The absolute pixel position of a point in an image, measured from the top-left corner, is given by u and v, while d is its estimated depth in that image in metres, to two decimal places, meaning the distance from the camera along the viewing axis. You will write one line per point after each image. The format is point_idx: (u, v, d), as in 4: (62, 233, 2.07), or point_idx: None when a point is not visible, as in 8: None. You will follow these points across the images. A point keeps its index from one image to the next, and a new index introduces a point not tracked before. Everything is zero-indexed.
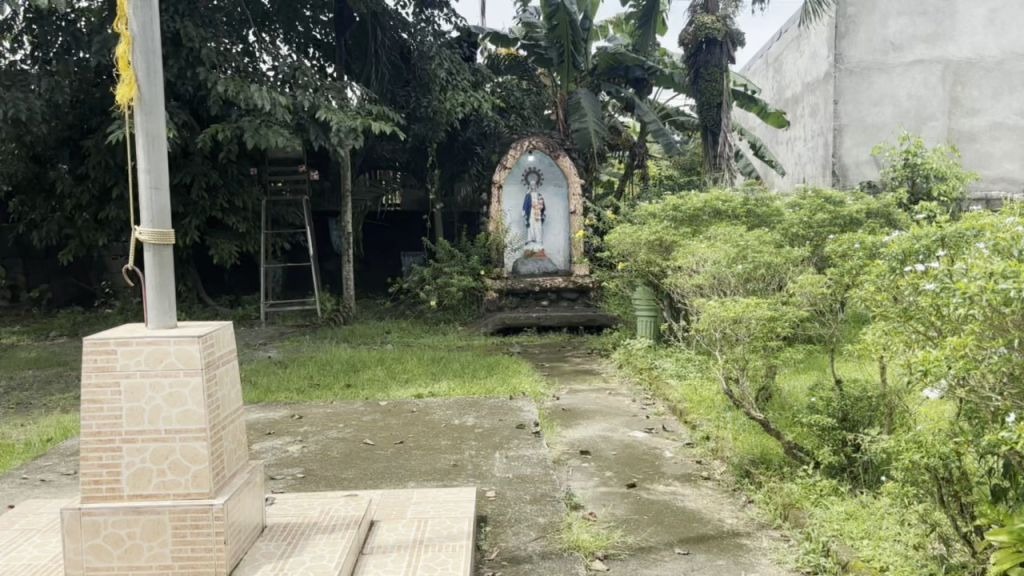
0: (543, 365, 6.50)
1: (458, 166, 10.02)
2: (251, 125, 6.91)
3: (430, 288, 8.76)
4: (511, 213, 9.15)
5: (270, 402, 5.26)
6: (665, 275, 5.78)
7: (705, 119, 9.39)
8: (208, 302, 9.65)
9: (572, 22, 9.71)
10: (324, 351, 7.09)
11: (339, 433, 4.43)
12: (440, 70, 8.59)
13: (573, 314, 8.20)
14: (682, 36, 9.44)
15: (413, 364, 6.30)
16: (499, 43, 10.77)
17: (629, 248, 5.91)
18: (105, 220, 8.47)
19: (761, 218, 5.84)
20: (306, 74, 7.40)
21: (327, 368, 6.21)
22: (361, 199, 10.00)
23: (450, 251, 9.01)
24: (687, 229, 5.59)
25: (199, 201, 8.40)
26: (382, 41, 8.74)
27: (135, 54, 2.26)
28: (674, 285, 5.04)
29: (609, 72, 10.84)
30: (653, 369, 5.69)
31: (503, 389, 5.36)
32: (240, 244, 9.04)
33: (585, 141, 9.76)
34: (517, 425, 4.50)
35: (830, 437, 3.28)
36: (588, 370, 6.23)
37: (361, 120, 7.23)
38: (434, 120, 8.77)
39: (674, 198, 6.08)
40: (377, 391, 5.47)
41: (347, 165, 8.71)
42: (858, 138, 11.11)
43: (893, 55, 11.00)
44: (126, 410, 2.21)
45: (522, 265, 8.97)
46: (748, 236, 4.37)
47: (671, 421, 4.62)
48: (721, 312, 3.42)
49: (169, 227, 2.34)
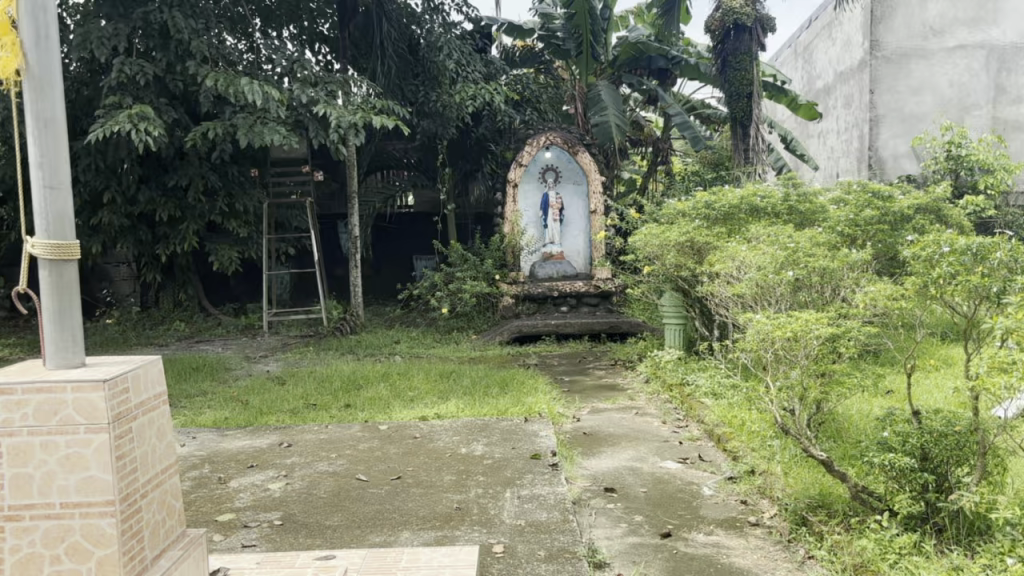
0: (563, 380, 5.94)
1: (470, 164, 9.48)
2: (245, 122, 6.41)
3: (442, 294, 8.22)
4: (528, 214, 8.67)
5: (260, 427, 4.74)
6: (698, 279, 5.20)
7: (734, 111, 8.77)
8: (210, 310, 9.21)
9: (591, 10, 9.17)
10: (327, 365, 6.58)
11: (329, 467, 3.89)
12: (449, 62, 8.06)
13: (594, 320, 7.64)
14: (708, 22, 8.88)
15: (421, 380, 5.76)
16: (514, 34, 10.20)
17: (655, 252, 5.33)
18: (99, 227, 8.02)
19: (805, 219, 5.23)
20: (306, 66, 6.85)
21: (327, 385, 5.70)
22: (368, 199, 9.34)
23: (464, 255, 8.47)
24: (722, 228, 4.99)
25: (196, 204, 8.02)
26: (388, 33, 8.11)
27: (20, 8, 1.70)
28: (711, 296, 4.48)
29: (631, 63, 10.27)
30: (685, 386, 5.12)
31: (518, 409, 4.81)
32: (242, 249, 8.57)
33: (607, 135, 9.18)
34: (532, 454, 3.96)
35: (908, 481, 2.70)
36: (612, 386, 5.67)
37: (362, 115, 6.62)
38: (445, 115, 8.35)
39: (705, 194, 5.43)
40: (378, 412, 4.94)
41: (352, 164, 8.18)
42: (897, 129, 10.44)
43: (934, 40, 10.34)
44: (10, 478, 1.62)
45: (539, 268, 8.52)
46: (798, 236, 3.81)
47: (708, 449, 4.07)
48: (773, 331, 2.84)
49: (74, 238, 1.76)
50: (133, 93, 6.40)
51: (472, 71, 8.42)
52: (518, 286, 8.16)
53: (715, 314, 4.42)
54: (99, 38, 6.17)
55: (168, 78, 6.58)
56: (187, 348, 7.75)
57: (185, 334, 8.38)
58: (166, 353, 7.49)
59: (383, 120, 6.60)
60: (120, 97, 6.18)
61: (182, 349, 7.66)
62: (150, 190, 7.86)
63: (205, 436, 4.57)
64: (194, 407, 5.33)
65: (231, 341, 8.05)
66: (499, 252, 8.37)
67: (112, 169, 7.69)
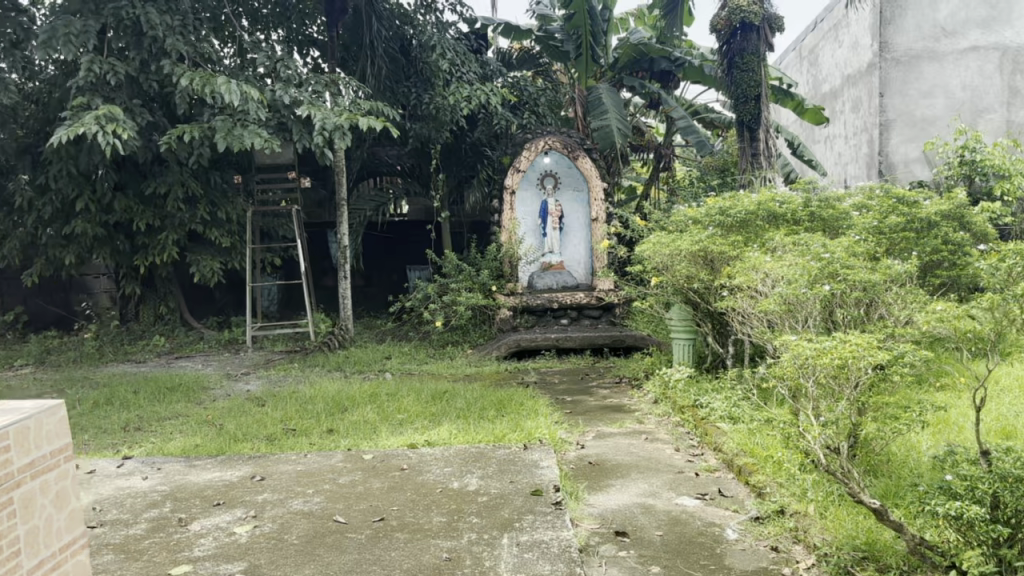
0: (564, 399, 5.52)
1: (466, 171, 9.09)
2: (223, 124, 5.98)
3: (436, 306, 7.80)
4: (526, 221, 8.31)
5: (232, 456, 4.32)
6: (711, 291, 4.80)
7: (741, 113, 8.37)
8: (193, 324, 8.79)
9: (590, 10, 8.84)
10: (311, 384, 6.16)
11: (305, 506, 3.47)
12: (442, 61, 7.73)
13: (596, 334, 7.22)
14: (713, 21, 8.48)
15: (411, 401, 5.34)
16: (511, 35, 9.82)
17: (663, 263, 4.93)
18: (73, 237, 7.60)
19: (832, 227, 4.82)
20: (289, 66, 6.44)
21: (312, 407, 5.28)
22: (360, 208, 8.77)
23: (458, 265, 8.06)
24: (739, 236, 4.59)
25: (175, 212, 7.59)
26: (379, 32, 7.71)
27: None
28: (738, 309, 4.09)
29: (631, 65, 9.89)
30: (698, 409, 4.70)
31: (516, 435, 4.39)
32: (225, 260, 8.14)
33: (607, 139, 8.79)
34: (533, 489, 3.53)
35: (979, 536, 2.26)
36: (618, 407, 5.25)
37: (349, 116, 6.19)
38: (438, 118, 7.95)
39: (718, 199, 5.01)
40: (362, 439, 4.53)
41: (341, 170, 7.77)
42: (908, 134, 10.06)
43: (945, 42, 9.95)
44: None
45: (538, 278, 8.12)
46: (831, 245, 3.41)
47: (728, 482, 3.66)
48: (816, 357, 2.45)
49: None
50: (104, 94, 5.98)
51: (467, 71, 8.04)
52: (515, 298, 7.73)
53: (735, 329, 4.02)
54: (66, 35, 5.74)
55: (142, 78, 6.17)
56: (165, 365, 7.32)
57: (164, 349, 7.95)
58: (142, 370, 7.06)
59: (370, 121, 6.15)
60: (89, 98, 5.77)
61: (160, 366, 7.23)
62: (127, 198, 7.44)
63: (172, 467, 4.14)
64: (166, 433, 4.91)
65: (212, 357, 7.62)
66: (496, 262, 7.98)
67: (86, 176, 7.27)
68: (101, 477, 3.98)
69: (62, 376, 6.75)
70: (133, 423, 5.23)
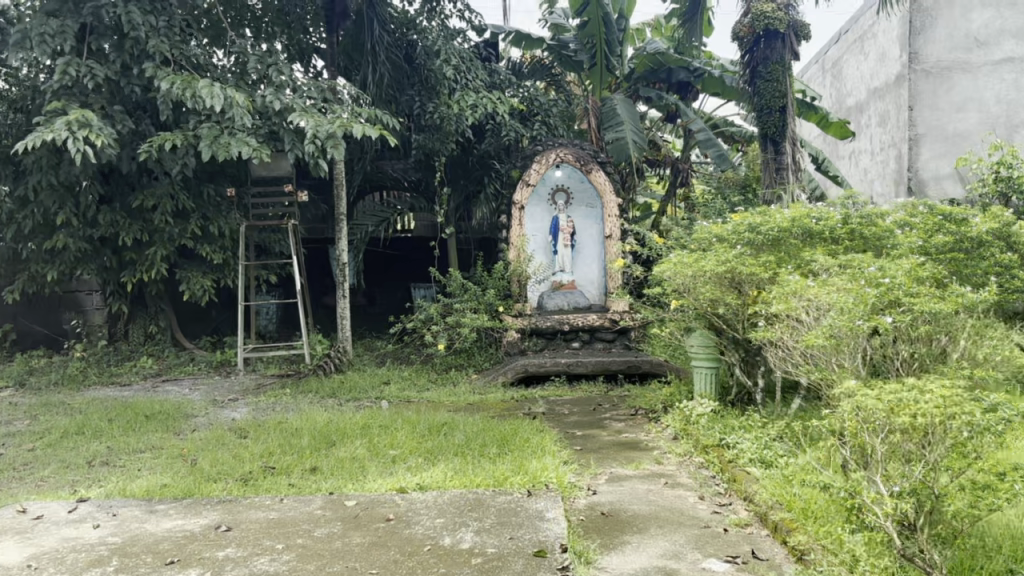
0: (575, 434, 5.03)
1: (473, 186, 8.64)
2: (208, 132, 5.56)
3: (439, 328, 7.33)
4: (535, 239, 7.84)
5: (200, 499, 3.85)
6: (740, 317, 4.31)
7: (765, 125, 7.89)
8: (185, 344, 8.36)
9: (605, 18, 8.44)
10: (301, 413, 5.67)
11: (269, 567, 2.97)
12: (447, 68, 7.31)
13: (610, 360, 6.73)
14: (735, 29, 8.00)
15: (406, 434, 4.86)
16: (522, 44, 9.20)
17: (684, 286, 4.45)
18: (57, 252, 7.18)
19: (875, 248, 4.22)
20: (282, 70, 6.02)
21: (296, 440, 4.81)
22: (361, 223, 8.27)
23: (464, 284, 7.60)
24: (771, 256, 4.09)
25: (163, 227, 7.16)
26: (380, 37, 7.29)
27: None
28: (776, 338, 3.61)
29: (648, 75, 9.48)
30: (725, 449, 4.20)
31: (519, 478, 3.89)
32: (218, 277, 7.71)
33: (622, 151, 8.34)
34: (536, 548, 3.04)
35: None
36: (634, 443, 4.75)
37: (342, 122, 5.72)
38: (443, 128, 7.52)
39: (746, 215, 4.52)
40: (347, 482, 4.06)
41: (340, 182, 7.34)
42: (938, 149, 9.54)
43: (978, 53, 9.41)
44: None
45: (548, 299, 7.65)
46: (890, 270, 2.94)
47: (763, 543, 3.16)
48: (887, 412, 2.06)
49: None
50: (81, 99, 5.57)
51: (473, 78, 7.60)
52: (524, 319, 7.24)
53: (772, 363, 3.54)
54: (40, 35, 5.33)
55: (123, 82, 5.76)
56: (150, 389, 6.86)
57: (152, 371, 7.50)
58: (124, 394, 6.61)
59: (364, 128, 5.66)
60: (65, 102, 5.35)
61: (144, 390, 6.78)
62: (113, 211, 7.03)
63: (129, 513, 3.67)
64: (132, 470, 4.44)
65: (200, 381, 7.16)
66: (503, 281, 7.51)
67: (69, 187, 6.87)
68: (47, 524, 3.52)
69: (37, 400, 6.30)
70: (101, 457, 4.76)
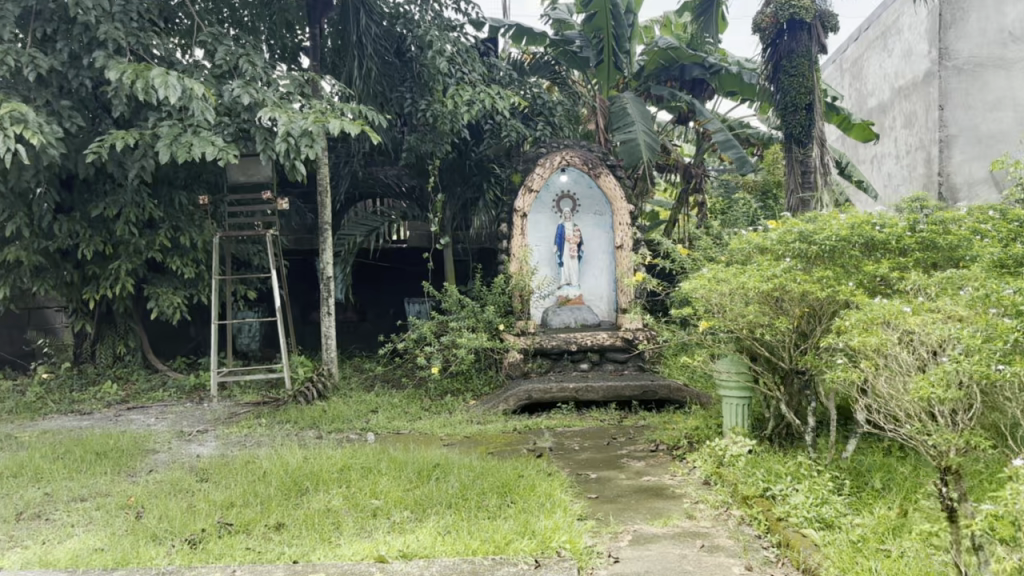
0: (588, 477, 4.32)
1: (470, 192, 7.97)
2: (168, 131, 4.88)
3: (433, 349, 6.63)
4: (539, 249, 7.17)
5: (132, 571, 3.12)
6: (787, 342, 3.66)
7: (789, 125, 7.20)
8: (158, 365, 7.65)
9: (613, 10, 7.83)
10: (275, 450, 4.96)
11: None
12: (440, 61, 6.64)
13: (624, 385, 6.03)
14: (756, 20, 7.30)
15: (391, 478, 4.15)
16: (522, 39, 8.50)
17: (718, 305, 3.78)
18: (11, 267, 6.50)
19: (947, 259, 3.50)
20: (252, 62, 5.35)
21: (263, 487, 4.10)
22: (349, 233, 7.56)
23: (460, 300, 6.91)
24: (826, 271, 3.43)
25: (128, 238, 6.49)
26: (367, 27, 6.62)
27: None
28: (856, 376, 2.88)
29: (660, 73, 8.82)
30: (772, 502, 3.50)
31: (525, 543, 3.19)
32: (192, 293, 7.03)
33: (633, 154, 7.63)
34: None
35: None
36: (659, 490, 4.05)
37: (319, 118, 5.03)
38: (437, 128, 6.86)
39: (792, 220, 3.85)
40: (316, 546, 3.34)
41: (324, 189, 6.66)
42: (970, 151, 8.81)
43: (1013, 48, 8.71)
44: None
45: (553, 315, 6.97)
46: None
47: None
48: None
49: None
50: (23, 93, 4.89)
51: (470, 72, 6.94)
52: (527, 338, 6.53)
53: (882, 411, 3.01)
54: None
55: (73, 74, 5.08)
56: (112, 418, 6.15)
57: (117, 396, 6.79)
58: (82, 424, 5.90)
59: (343, 124, 4.95)
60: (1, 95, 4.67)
61: (104, 420, 6.07)
62: (72, 221, 6.35)
63: None
64: (64, 527, 3.72)
65: (169, 408, 6.45)
66: (504, 297, 6.84)
67: (22, 195, 6.18)
68: None
69: None
70: (34, 507, 4.04)
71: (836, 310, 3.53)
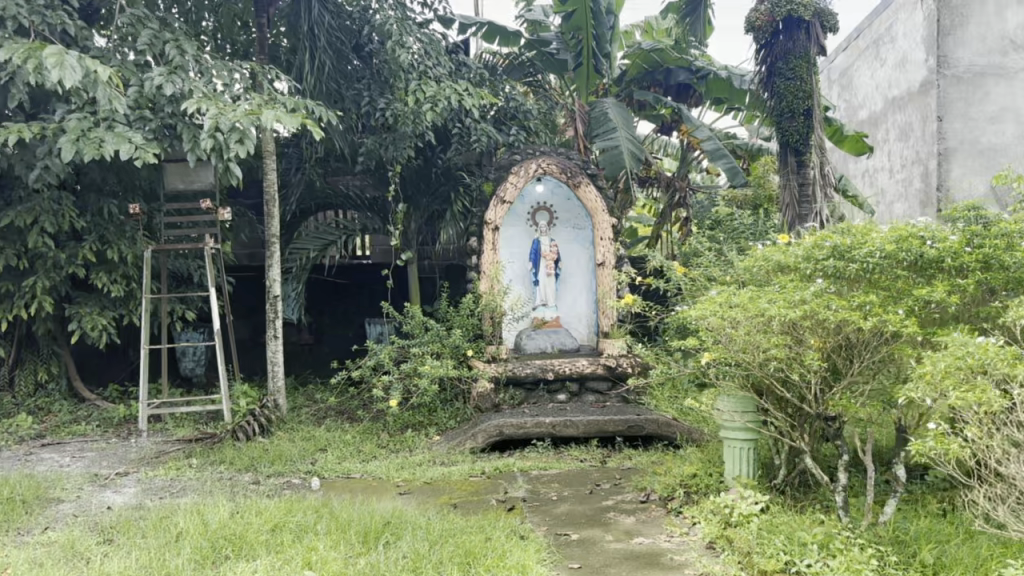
0: (568, 539, 3.61)
1: (437, 203, 7.29)
2: (73, 125, 4.15)
3: (393, 378, 5.90)
4: (512, 266, 6.49)
5: None
6: (813, 383, 2.98)
7: (784, 132, 6.58)
8: (86, 394, 6.83)
9: (594, 7, 7.19)
10: (199, 501, 4.19)
11: None
12: (401, 54, 5.97)
13: (607, 420, 5.35)
14: (750, 18, 6.69)
15: (328, 544, 3.39)
16: (496, 39, 7.84)
17: (731, 335, 3.10)
18: None
19: (1012, 283, 2.87)
20: (180, 47, 4.64)
21: (171, 555, 3.34)
22: (302, 247, 6.83)
23: (424, 322, 6.19)
24: (869, 297, 2.79)
25: (45, 250, 5.71)
26: (319, 16, 5.94)
27: None
28: None
29: (644, 78, 8.20)
30: None
31: None
32: (121, 313, 6.25)
33: (615, 160, 6.97)
34: None
35: None
36: (656, 557, 3.34)
37: (251, 111, 4.32)
38: (399, 130, 6.18)
39: (817, 235, 3.19)
40: None
41: (270, 198, 5.93)
42: (970, 166, 7.67)
43: (1016, 56, 7.60)
44: None
45: (527, 339, 6.27)
46: None
47: None
48: None
49: None
50: None
51: (435, 68, 6.27)
52: (499, 366, 5.82)
53: (1021, 485, 2.51)
54: None
55: None
56: (20, 457, 5.34)
57: (33, 430, 5.97)
58: None
59: (279, 115, 4.24)
60: None
61: (10, 460, 5.26)
62: None
63: None
64: None
65: (90, 446, 5.65)
66: (472, 319, 6.13)
67: None
68: None
69: None
70: None
71: (873, 344, 2.88)
